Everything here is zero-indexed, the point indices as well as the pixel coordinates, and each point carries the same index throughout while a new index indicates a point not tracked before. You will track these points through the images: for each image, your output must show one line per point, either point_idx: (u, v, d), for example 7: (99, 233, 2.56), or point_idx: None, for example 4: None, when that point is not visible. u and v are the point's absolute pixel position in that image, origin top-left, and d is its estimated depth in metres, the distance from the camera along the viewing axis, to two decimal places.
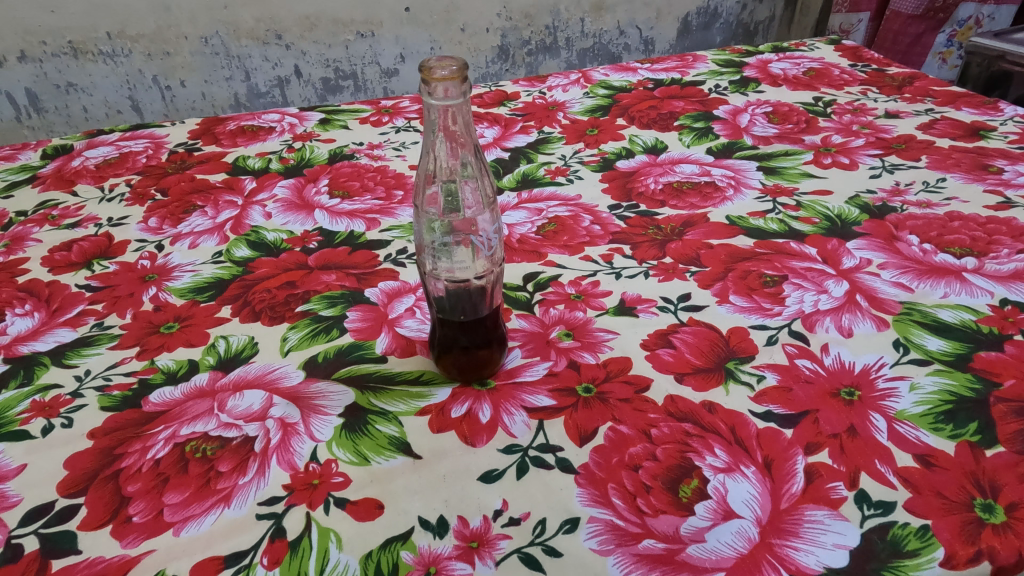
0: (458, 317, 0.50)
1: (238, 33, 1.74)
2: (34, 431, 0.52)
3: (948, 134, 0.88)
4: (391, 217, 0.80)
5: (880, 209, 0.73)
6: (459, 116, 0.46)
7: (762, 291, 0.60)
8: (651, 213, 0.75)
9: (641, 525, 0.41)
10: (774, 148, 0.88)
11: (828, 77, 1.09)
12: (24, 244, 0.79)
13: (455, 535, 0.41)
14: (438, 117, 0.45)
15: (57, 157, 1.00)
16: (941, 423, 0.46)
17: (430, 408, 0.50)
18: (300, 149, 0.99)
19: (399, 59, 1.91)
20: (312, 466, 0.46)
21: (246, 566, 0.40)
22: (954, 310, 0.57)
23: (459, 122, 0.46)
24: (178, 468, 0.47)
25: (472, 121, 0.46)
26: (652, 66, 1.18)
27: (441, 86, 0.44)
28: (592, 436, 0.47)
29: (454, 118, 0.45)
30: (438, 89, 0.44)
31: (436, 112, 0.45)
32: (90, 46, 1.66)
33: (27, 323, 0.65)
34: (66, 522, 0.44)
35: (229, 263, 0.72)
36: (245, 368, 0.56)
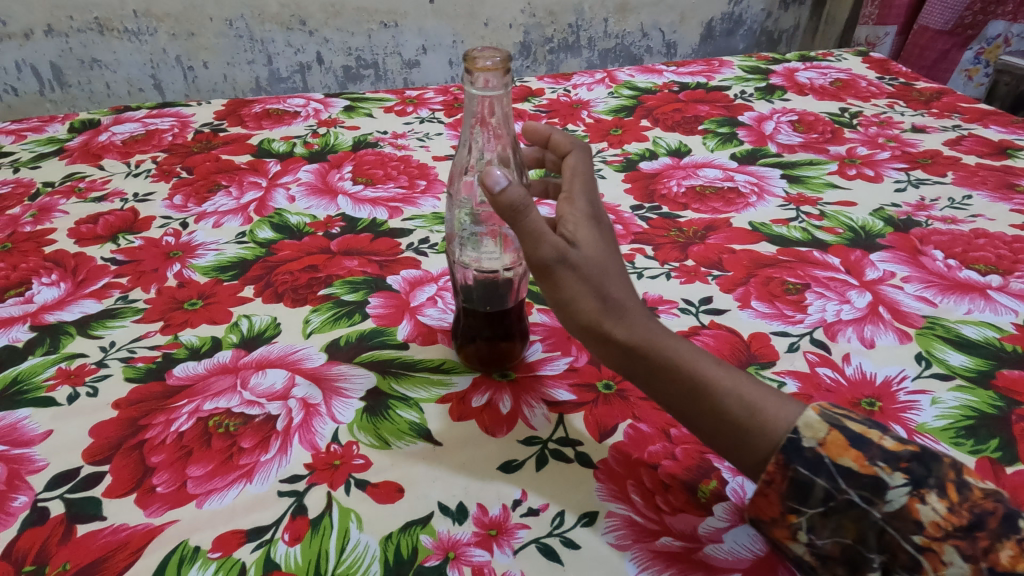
0: (483, 308, 0.51)
1: (263, 17, 1.75)
2: (60, 398, 0.52)
3: (975, 152, 0.88)
4: (413, 207, 0.80)
5: (905, 222, 0.72)
6: (498, 108, 0.46)
7: (784, 298, 0.61)
8: (673, 215, 0.75)
9: (659, 523, 0.42)
10: (799, 157, 0.88)
11: (854, 89, 1.09)
12: (51, 215, 0.80)
13: (474, 523, 0.42)
14: (477, 107, 0.46)
15: (84, 131, 1.01)
16: (963, 438, 0.46)
17: (451, 397, 0.51)
18: (325, 134, 0.99)
19: (421, 50, 1.92)
20: (333, 446, 0.47)
21: (267, 541, 0.41)
22: (977, 327, 0.57)
23: (497, 111, 0.46)
24: (201, 441, 0.47)
25: (510, 111, 0.47)
26: (677, 69, 1.18)
27: (483, 77, 0.44)
28: (611, 432, 0.48)
29: (492, 108, 0.46)
30: (479, 80, 0.44)
31: (476, 102, 0.45)
32: (116, 23, 1.67)
33: (54, 293, 0.66)
34: (91, 489, 0.44)
35: (252, 244, 0.73)
36: (268, 347, 0.57)
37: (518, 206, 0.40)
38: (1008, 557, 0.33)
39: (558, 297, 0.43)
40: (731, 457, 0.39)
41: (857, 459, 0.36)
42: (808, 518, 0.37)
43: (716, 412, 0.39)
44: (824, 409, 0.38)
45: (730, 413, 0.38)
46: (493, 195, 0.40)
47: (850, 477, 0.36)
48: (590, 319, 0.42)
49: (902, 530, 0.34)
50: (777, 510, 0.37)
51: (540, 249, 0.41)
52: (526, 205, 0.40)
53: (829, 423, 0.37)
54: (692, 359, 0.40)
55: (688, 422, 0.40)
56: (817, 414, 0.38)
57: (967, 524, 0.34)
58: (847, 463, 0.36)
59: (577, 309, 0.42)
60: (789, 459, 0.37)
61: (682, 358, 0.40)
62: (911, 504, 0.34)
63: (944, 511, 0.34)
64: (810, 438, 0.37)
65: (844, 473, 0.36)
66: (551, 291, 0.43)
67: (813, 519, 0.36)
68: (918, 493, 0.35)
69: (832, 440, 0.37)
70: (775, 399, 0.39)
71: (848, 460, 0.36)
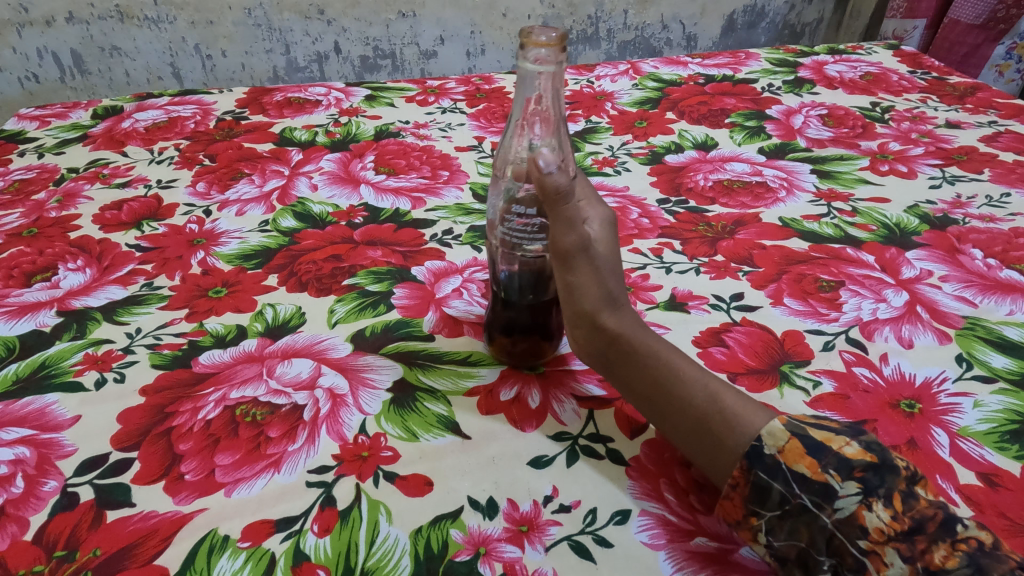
0: (525, 297, 0.49)
1: (282, 6, 1.74)
2: (87, 384, 0.52)
3: (1013, 148, 0.86)
4: (436, 198, 0.80)
5: (941, 220, 0.70)
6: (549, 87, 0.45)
7: (818, 296, 0.59)
8: (701, 210, 0.74)
9: (694, 523, 0.41)
10: (829, 152, 0.86)
11: (886, 83, 1.06)
12: (76, 201, 0.80)
13: (504, 518, 0.41)
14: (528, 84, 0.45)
15: (107, 118, 1.01)
16: (1007, 443, 0.45)
17: (479, 390, 0.51)
18: (346, 124, 0.98)
19: (439, 41, 1.91)
20: (361, 438, 0.47)
21: (297, 532, 0.40)
22: (1020, 328, 0.55)
23: (550, 89, 0.45)
24: (229, 430, 0.47)
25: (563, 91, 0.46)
26: (702, 61, 1.16)
27: (536, 54, 0.43)
28: (643, 429, 0.47)
29: (544, 86, 0.45)
30: (532, 56, 0.43)
31: (528, 79, 0.45)
32: (136, 11, 1.67)
33: (80, 279, 0.66)
34: (119, 475, 0.44)
35: (276, 232, 0.73)
36: (293, 337, 0.57)
37: (563, 190, 0.41)
38: (941, 558, 0.34)
39: (566, 284, 0.45)
40: (693, 453, 0.41)
41: (810, 466, 0.37)
42: (767, 520, 0.38)
43: (691, 407, 0.41)
44: (789, 419, 0.39)
45: (705, 415, 0.41)
46: (541, 175, 0.41)
47: (804, 483, 0.37)
48: (588, 307, 0.44)
49: (849, 535, 0.35)
50: (741, 512, 0.39)
51: (567, 238, 0.43)
52: (569, 191, 0.42)
53: (790, 432, 0.38)
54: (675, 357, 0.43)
55: (659, 416, 0.43)
56: (781, 424, 0.39)
57: (907, 529, 0.35)
58: (802, 470, 0.37)
59: (581, 296, 0.44)
60: (751, 465, 0.38)
61: (662, 355, 0.43)
62: (858, 510, 0.35)
63: (887, 517, 0.35)
64: (771, 446, 0.38)
65: (799, 479, 0.37)
66: (563, 277, 0.44)
67: (771, 521, 0.37)
68: (866, 500, 0.36)
69: (790, 447, 0.38)
70: (747, 405, 0.40)
71: (802, 467, 0.37)
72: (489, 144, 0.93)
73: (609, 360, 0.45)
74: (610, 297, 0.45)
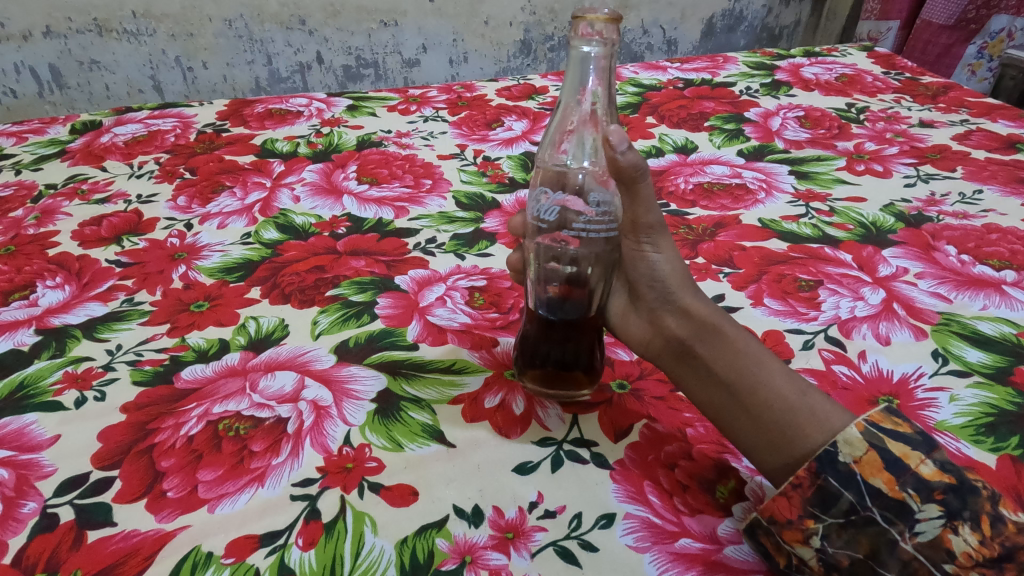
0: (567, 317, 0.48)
1: (263, 16, 1.74)
2: (67, 402, 0.52)
3: (984, 146, 0.87)
4: (420, 206, 0.80)
5: (916, 218, 0.72)
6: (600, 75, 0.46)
7: (797, 295, 0.60)
8: (682, 212, 0.75)
9: (678, 524, 0.41)
10: (806, 153, 0.88)
11: (861, 84, 1.08)
12: (55, 217, 0.79)
13: (490, 526, 0.41)
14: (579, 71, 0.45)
15: (86, 133, 1.01)
16: (983, 436, 0.46)
17: (463, 398, 0.51)
18: (328, 134, 0.98)
19: (421, 49, 1.91)
20: (345, 449, 0.47)
21: (281, 546, 0.40)
22: (993, 322, 0.56)
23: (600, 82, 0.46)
24: (212, 445, 0.47)
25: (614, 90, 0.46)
26: (681, 66, 1.18)
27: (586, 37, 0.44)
28: (627, 433, 0.48)
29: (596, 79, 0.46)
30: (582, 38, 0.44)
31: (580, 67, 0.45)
32: (115, 24, 1.66)
33: (59, 296, 0.65)
34: (100, 494, 0.44)
35: (258, 245, 0.73)
36: (276, 349, 0.56)
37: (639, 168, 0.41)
38: None
39: (636, 268, 0.45)
40: (760, 448, 0.40)
41: (888, 481, 0.35)
42: (825, 526, 0.36)
43: (776, 400, 0.39)
44: (867, 427, 0.37)
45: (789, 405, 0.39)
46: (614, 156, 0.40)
47: (877, 497, 0.35)
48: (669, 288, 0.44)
49: (933, 558, 0.34)
50: (796, 513, 0.37)
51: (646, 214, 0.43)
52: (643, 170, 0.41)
53: (868, 442, 0.36)
54: (762, 351, 0.41)
55: (729, 413, 0.42)
56: (859, 432, 0.37)
57: (996, 556, 0.33)
58: (878, 484, 0.35)
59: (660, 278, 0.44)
60: (821, 468, 0.37)
61: (749, 344, 0.41)
62: (943, 534, 0.34)
63: (975, 542, 0.34)
64: (847, 454, 0.36)
65: (873, 492, 0.35)
66: (632, 258, 0.45)
67: (830, 527, 0.36)
68: (950, 523, 0.34)
69: (867, 459, 0.36)
70: (830, 404, 0.39)
71: (879, 482, 0.35)
72: (472, 151, 0.93)
73: (688, 348, 0.44)
74: (688, 281, 0.45)
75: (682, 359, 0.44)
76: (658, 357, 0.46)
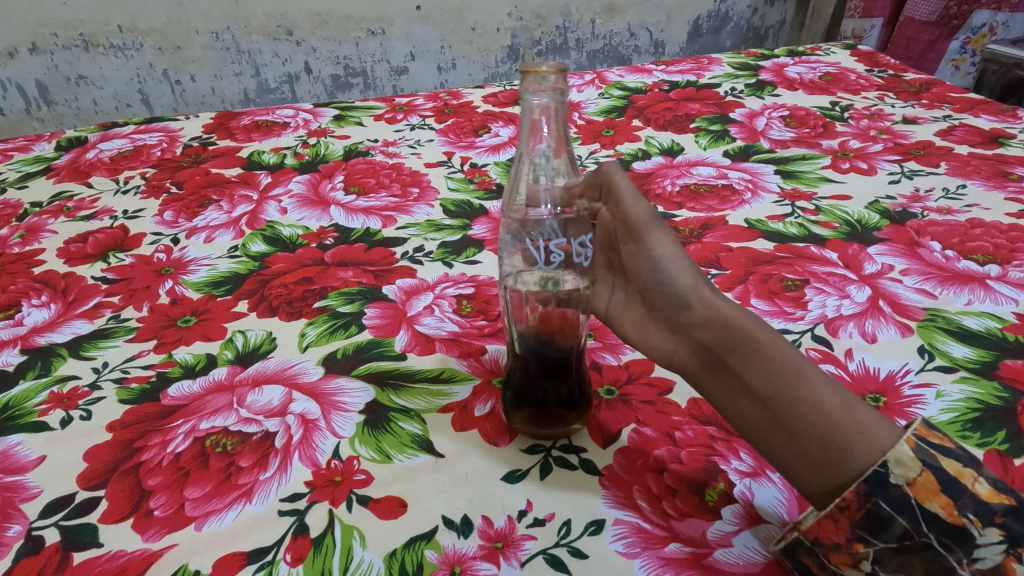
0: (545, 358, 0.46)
1: (249, 28, 1.74)
2: (52, 423, 0.51)
3: (967, 141, 0.88)
4: (407, 215, 0.80)
5: (900, 215, 0.72)
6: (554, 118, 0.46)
7: (784, 295, 0.60)
8: (668, 215, 0.75)
9: (667, 529, 0.41)
10: (791, 152, 0.88)
11: (844, 82, 1.09)
12: (40, 235, 0.79)
13: (479, 535, 0.41)
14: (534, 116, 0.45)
15: (71, 149, 1.00)
16: (969, 431, 0.46)
17: (452, 407, 0.51)
18: (315, 145, 0.98)
19: (408, 57, 1.92)
20: (334, 462, 0.46)
21: (269, 563, 0.40)
22: (979, 317, 0.57)
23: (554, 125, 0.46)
24: (199, 462, 0.47)
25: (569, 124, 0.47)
26: (666, 68, 1.18)
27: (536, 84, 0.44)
28: (616, 437, 0.48)
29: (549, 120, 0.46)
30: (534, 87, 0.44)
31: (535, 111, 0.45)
32: (102, 39, 1.65)
33: (44, 314, 0.65)
34: (87, 514, 0.43)
35: (245, 257, 0.72)
36: (264, 363, 0.56)
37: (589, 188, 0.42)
38: None
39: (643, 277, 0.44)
40: (805, 471, 0.36)
41: (946, 506, 0.33)
42: (876, 550, 0.35)
43: (818, 416, 0.35)
44: (919, 443, 0.34)
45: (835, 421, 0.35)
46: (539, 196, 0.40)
47: (935, 522, 0.33)
48: (685, 290, 0.42)
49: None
50: (844, 537, 0.35)
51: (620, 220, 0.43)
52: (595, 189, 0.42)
53: (922, 463, 0.34)
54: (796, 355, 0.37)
55: (769, 434, 0.37)
56: (910, 449, 0.34)
57: None
58: (934, 509, 0.33)
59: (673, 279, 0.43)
60: (871, 492, 0.34)
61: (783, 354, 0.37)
62: (1007, 562, 0.32)
63: None
64: (899, 475, 0.34)
65: (929, 517, 0.33)
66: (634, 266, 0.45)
67: (881, 552, 0.34)
68: (1014, 551, 0.32)
69: (922, 482, 0.34)
70: (874, 414, 0.35)
71: (936, 506, 0.33)
72: (458, 158, 0.93)
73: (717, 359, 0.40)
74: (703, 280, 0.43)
75: (713, 372, 0.40)
76: (687, 370, 0.42)
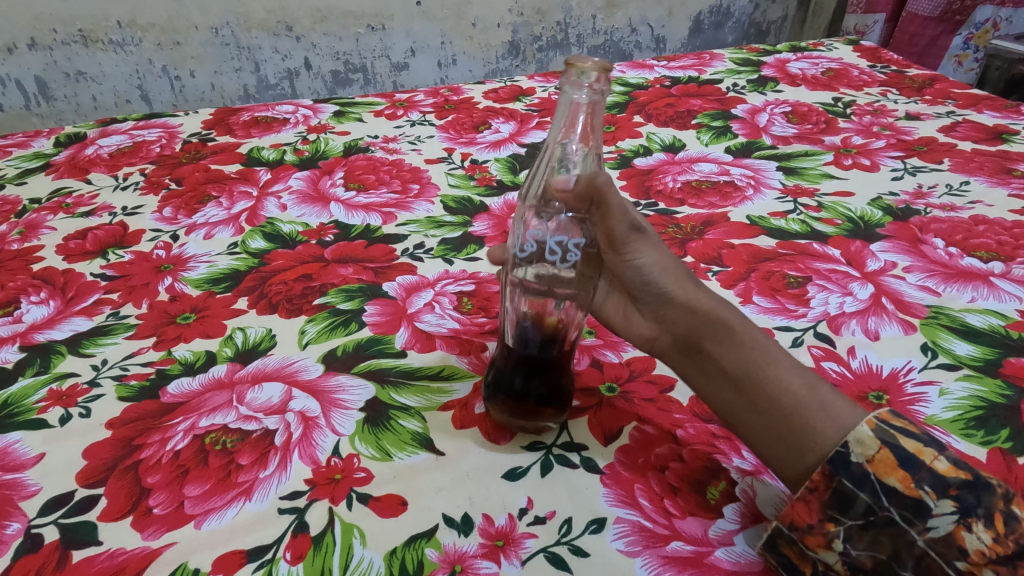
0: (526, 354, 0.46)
1: (249, 24, 1.73)
2: (52, 420, 0.51)
3: (970, 137, 0.87)
4: (407, 212, 0.79)
5: (903, 211, 0.72)
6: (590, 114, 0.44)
7: (786, 292, 0.60)
8: (670, 211, 0.75)
9: (669, 527, 0.41)
10: (793, 149, 0.88)
11: (847, 78, 1.09)
12: (38, 231, 0.78)
13: (480, 534, 0.41)
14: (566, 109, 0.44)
15: (70, 145, 1.00)
16: (972, 429, 0.46)
17: (453, 404, 0.51)
18: (315, 141, 0.98)
19: (409, 53, 1.91)
20: (334, 460, 0.46)
21: (269, 561, 0.40)
22: (982, 315, 0.56)
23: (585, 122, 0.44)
24: (199, 460, 0.46)
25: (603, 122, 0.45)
26: (668, 64, 1.18)
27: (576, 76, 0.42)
28: (617, 435, 0.47)
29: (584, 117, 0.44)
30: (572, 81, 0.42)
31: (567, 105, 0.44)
32: (100, 35, 1.64)
33: (43, 311, 0.65)
34: (85, 513, 0.43)
35: (245, 254, 0.72)
36: (264, 360, 0.56)
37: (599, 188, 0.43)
38: None
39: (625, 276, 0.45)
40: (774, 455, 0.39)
41: (903, 479, 0.35)
42: (846, 528, 0.36)
43: (786, 396, 0.38)
44: (878, 424, 0.37)
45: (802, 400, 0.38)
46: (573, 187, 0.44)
47: (894, 496, 0.35)
48: (668, 287, 0.43)
49: (944, 555, 0.34)
50: (816, 517, 0.37)
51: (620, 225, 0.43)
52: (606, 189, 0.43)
53: (880, 441, 0.36)
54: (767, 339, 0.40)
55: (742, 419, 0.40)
56: (869, 430, 0.37)
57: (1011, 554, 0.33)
58: (893, 483, 0.36)
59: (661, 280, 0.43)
60: (835, 471, 0.37)
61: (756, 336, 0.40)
62: (956, 531, 0.34)
63: (989, 540, 0.34)
64: (859, 454, 0.36)
65: (889, 491, 0.36)
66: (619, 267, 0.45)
67: (850, 529, 0.36)
68: (964, 520, 0.34)
69: (881, 458, 0.36)
70: (841, 400, 0.38)
71: (894, 480, 0.36)
72: (459, 155, 0.93)
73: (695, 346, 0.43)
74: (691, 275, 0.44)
75: (688, 356, 0.43)
76: (665, 353, 0.45)
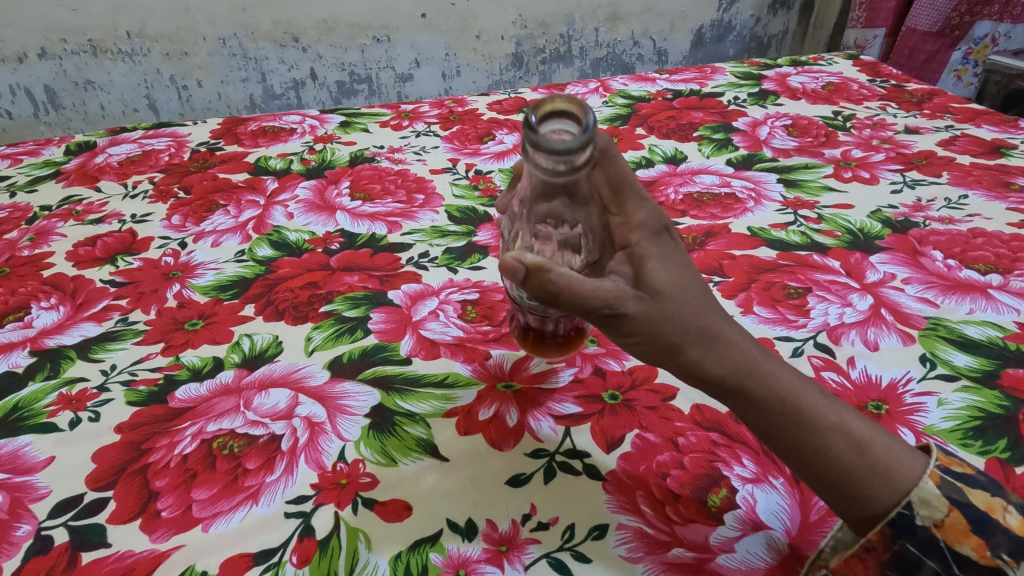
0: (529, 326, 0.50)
1: (256, 35, 1.75)
2: (61, 424, 0.52)
3: (969, 151, 0.88)
4: (412, 221, 0.80)
5: (903, 224, 0.73)
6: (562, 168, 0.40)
7: (786, 303, 0.61)
8: (672, 222, 0.76)
9: (670, 534, 0.42)
10: (794, 161, 0.89)
11: (847, 92, 1.10)
12: (49, 238, 0.79)
13: (483, 539, 0.42)
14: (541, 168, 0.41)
15: (80, 154, 1.01)
16: (971, 439, 0.46)
17: (457, 410, 0.51)
18: (321, 151, 0.99)
19: (414, 64, 1.93)
20: (339, 465, 0.47)
21: (275, 564, 0.40)
22: (980, 326, 0.57)
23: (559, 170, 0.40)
24: (206, 464, 0.47)
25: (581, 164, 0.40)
26: (670, 77, 1.19)
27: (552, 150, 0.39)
28: (619, 443, 0.48)
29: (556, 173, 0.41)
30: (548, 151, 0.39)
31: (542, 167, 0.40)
32: (109, 45, 1.66)
33: (53, 317, 0.66)
34: (95, 515, 0.44)
35: (252, 262, 0.73)
36: (270, 366, 0.57)
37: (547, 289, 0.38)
38: None
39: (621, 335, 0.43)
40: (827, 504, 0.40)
41: (977, 546, 0.36)
42: None
43: (826, 461, 0.38)
44: (942, 479, 0.38)
45: (846, 463, 0.38)
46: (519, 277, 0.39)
47: (967, 563, 0.36)
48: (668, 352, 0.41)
49: None
50: None
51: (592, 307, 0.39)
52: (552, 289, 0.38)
53: (948, 503, 0.37)
54: (802, 388, 0.40)
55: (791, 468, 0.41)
56: (936, 488, 0.37)
57: None
58: (967, 550, 0.36)
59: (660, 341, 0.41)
60: (897, 534, 0.37)
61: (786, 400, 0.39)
62: None
63: None
64: (926, 516, 0.37)
65: (960, 559, 0.36)
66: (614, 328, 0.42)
67: None
68: None
69: (952, 523, 0.37)
70: (890, 453, 0.38)
71: (967, 548, 0.36)
72: (464, 165, 0.94)
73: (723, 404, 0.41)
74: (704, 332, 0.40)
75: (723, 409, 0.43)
76: None
